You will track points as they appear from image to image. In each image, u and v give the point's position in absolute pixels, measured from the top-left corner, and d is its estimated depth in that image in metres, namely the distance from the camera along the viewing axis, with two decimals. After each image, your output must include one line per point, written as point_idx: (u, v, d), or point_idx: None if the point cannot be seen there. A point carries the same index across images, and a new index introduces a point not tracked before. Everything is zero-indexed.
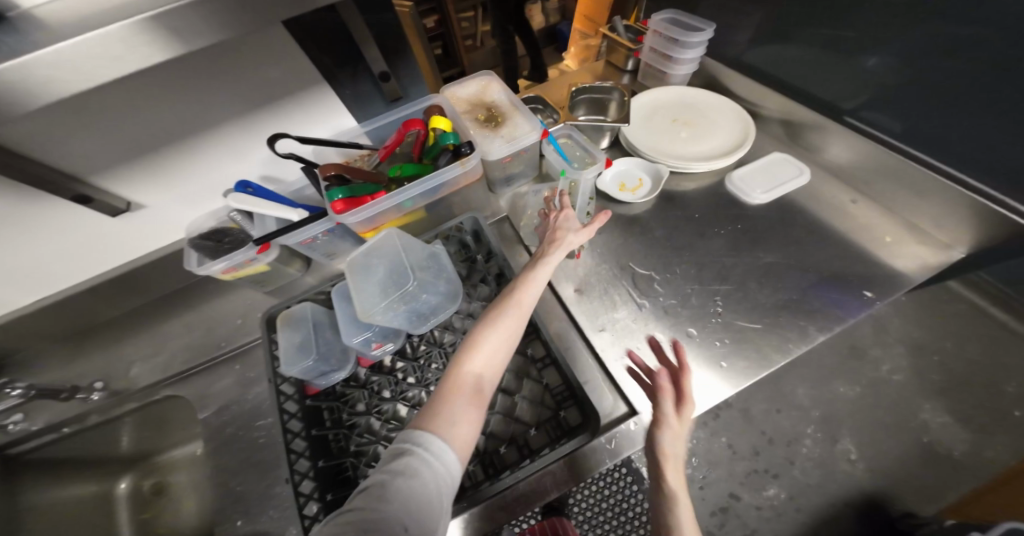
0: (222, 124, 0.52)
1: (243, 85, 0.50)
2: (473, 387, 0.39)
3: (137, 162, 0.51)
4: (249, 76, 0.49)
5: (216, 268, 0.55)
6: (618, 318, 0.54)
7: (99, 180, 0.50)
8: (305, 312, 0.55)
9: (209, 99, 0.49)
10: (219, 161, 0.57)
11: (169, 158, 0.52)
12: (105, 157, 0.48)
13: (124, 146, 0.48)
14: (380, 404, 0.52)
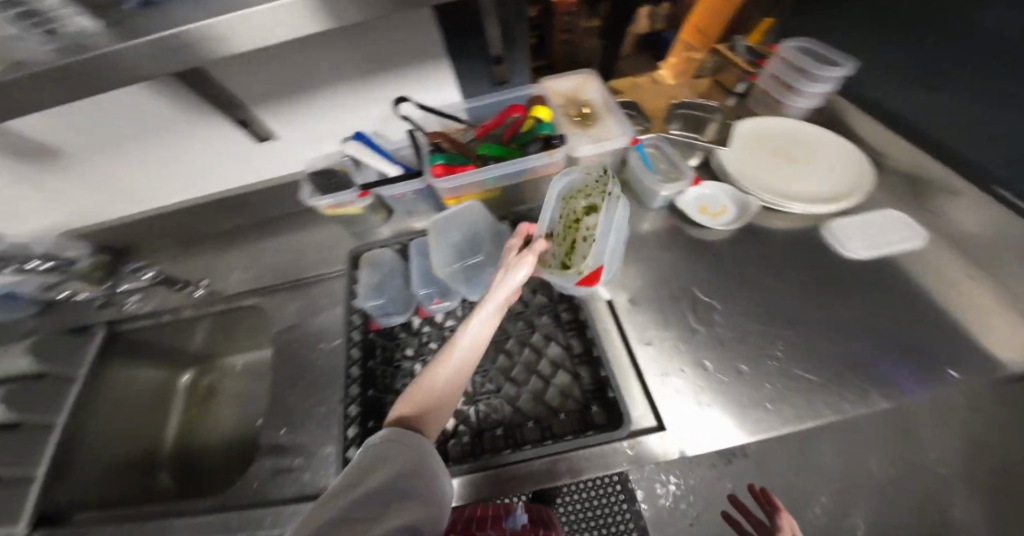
0: (353, 78, 0.60)
1: (378, 46, 0.56)
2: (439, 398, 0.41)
3: (281, 97, 0.60)
4: (384, 39, 0.56)
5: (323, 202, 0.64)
6: (668, 337, 0.54)
7: (255, 107, 0.61)
8: (383, 258, 0.65)
9: (349, 54, 0.56)
10: (342, 109, 0.65)
11: (304, 98, 0.61)
12: (262, 89, 0.58)
13: (276, 83, 0.58)
14: (426, 353, 0.56)
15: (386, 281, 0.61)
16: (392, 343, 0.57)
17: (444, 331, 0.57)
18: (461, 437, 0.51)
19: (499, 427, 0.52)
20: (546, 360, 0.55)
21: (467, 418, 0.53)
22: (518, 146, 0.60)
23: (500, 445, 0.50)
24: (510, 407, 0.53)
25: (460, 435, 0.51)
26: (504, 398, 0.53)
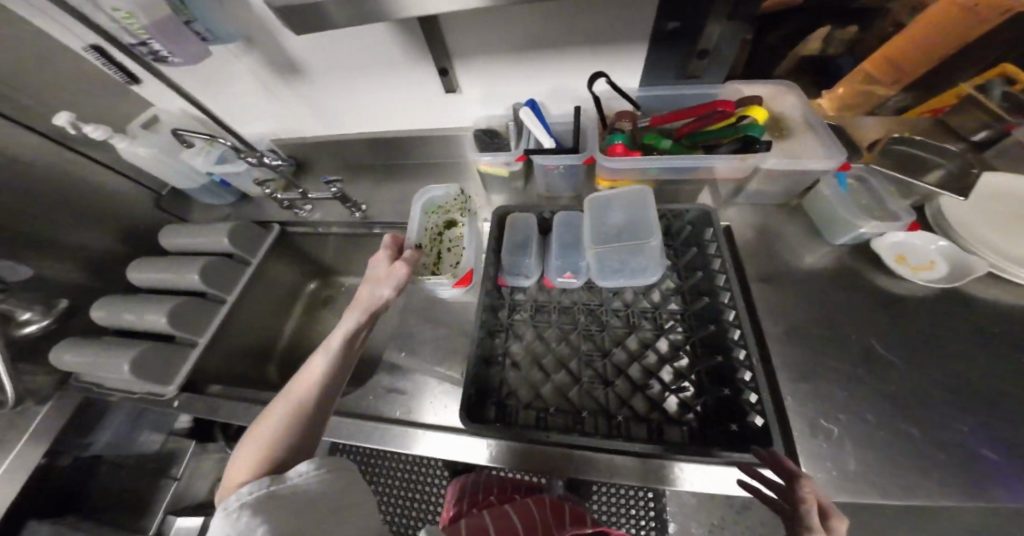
0: (547, 52, 0.67)
1: (583, 27, 0.60)
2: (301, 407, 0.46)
3: (482, 58, 0.70)
4: (593, 21, 0.59)
5: (482, 158, 0.76)
6: (825, 375, 0.52)
7: (457, 62, 0.71)
8: (526, 222, 0.68)
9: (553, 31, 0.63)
10: (526, 79, 0.73)
11: (500, 63, 0.70)
12: (470, 48, 0.68)
13: (484, 44, 0.67)
14: (544, 327, 0.62)
15: (526, 241, 0.66)
16: (525, 306, 0.64)
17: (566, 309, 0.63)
18: (571, 412, 0.55)
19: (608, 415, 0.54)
20: (669, 368, 0.56)
21: (580, 397, 0.56)
22: (699, 142, 0.58)
23: (608, 432, 0.53)
24: (622, 401, 0.55)
25: (571, 410, 0.55)
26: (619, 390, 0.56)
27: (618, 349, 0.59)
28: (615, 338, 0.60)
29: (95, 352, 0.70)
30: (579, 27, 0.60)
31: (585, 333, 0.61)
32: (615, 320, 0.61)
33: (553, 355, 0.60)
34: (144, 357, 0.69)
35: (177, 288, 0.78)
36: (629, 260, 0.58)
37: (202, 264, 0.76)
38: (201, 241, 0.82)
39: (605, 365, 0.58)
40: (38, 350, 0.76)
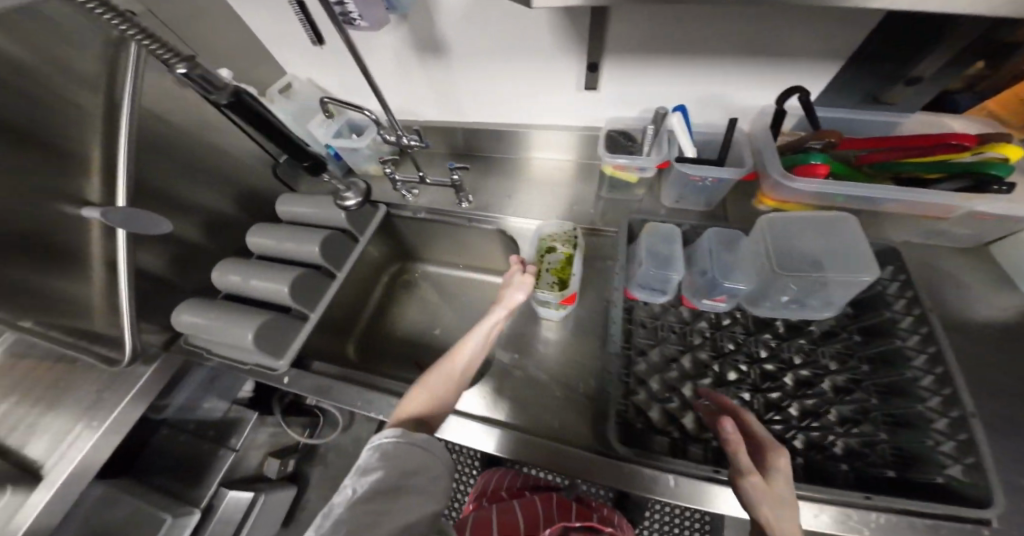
0: (718, 60, 0.62)
1: (778, 37, 0.56)
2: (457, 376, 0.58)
3: (641, 58, 0.66)
4: (794, 32, 0.55)
5: (613, 162, 0.71)
6: (1009, 436, 0.50)
7: (609, 59, 0.68)
8: (668, 232, 0.64)
9: (739, 38, 0.58)
10: (679, 85, 0.69)
11: (658, 64, 0.66)
12: (632, 46, 0.65)
13: (651, 43, 0.63)
14: (693, 346, 0.60)
15: (674, 256, 0.61)
16: (658, 323, 0.61)
17: (717, 327, 0.61)
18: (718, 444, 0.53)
19: (768, 448, 0.53)
20: (836, 410, 0.54)
21: (725, 428, 0.55)
22: (910, 173, 0.55)
23: None
24: (787, 436, 0.54)
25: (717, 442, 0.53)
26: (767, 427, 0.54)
27: (766, 383, 0.57)
28: (761, 371, 0.58)
29: (215, 313, 0.70)
30: (771, 36, 0.57)
31: (727, 361, 0.59)
32: (770, 349, 0.59)
33: (703, 378, 0.58)
34: (271, 324, 0.71)
35: (294, 258, 0.81)
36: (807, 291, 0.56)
37: (324, 236, 0.79)
38: (318, 215, 0.85)
39: (750, 398, 0.57)
40: (155, 305, 0.77)
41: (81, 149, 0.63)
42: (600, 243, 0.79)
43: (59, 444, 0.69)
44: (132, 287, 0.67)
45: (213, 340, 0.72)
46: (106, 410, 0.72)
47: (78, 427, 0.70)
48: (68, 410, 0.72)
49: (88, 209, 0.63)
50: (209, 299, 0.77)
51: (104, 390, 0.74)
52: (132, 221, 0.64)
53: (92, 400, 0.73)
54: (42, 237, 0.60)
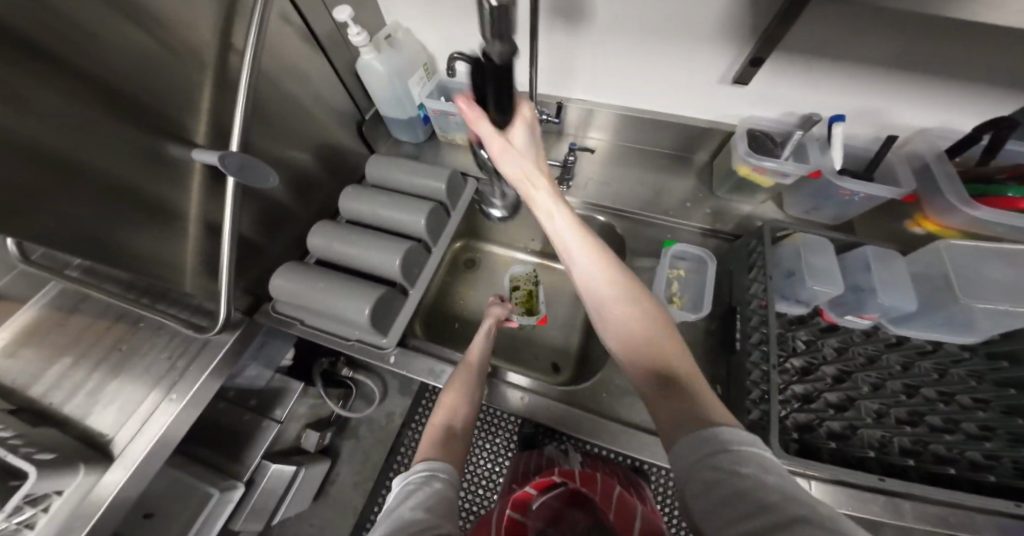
0: (899, 81, 0.60)
1: (985, 68, 0.54)
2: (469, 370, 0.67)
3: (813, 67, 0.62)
4: (1007, 66, 0.53)
5: (755, 165, 0.68)
6: None
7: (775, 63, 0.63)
8: (815, 244, 0.64)
9: (938, 64, 0.55)
10: (840, 98, 0.65)
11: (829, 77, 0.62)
12: (811, 54, 0.60)
13: (834, 55, 0.59)
14: (822, 364, 0.67)
15: (834, 269, 0.61)
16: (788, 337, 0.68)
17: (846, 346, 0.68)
18: (858, 451, 0.61)
19: (902, 454, 0.61)
20: (975, 427, 0.60)
21: (858, 436, 0.63)
22: None
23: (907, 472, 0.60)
24: (917, 446, 0.61)
25: (852, 449, 0.62)
26: (899, 439, 0.61)
27: (898, 399, 0.63)
28: (891, 387, 0.64)
29: (334, 291, 0.68)
30: (979, 66, 0.54)
31: (855, 375, 0.66)
32: (898, 367, 0.65)
33: (835, 392, 0.65)
34: (385, 299, 0.69)
35: (395, 229, 0.79)
36: (961, 316, 0.63)
37: (430, 209, 0.77)
38: (416, 185, 0.82)
39: (879, 410, 0.64)
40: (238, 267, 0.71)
41: (191, 93, 0.55)
42: (711, 243, 0.78)
43: (137, 417, 0.61)
44: (234, 253, 0.61)
45: (316, 311, 0.70)
46: (187, 383, 0.64)
47: (154, 396, 0.62)
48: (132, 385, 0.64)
49: (199, 150, 0.56)
50: (302, 264, 0.74)
51: (184, 360, 0.66)
52: (248, 169, 0.58)
53: (170, 369, 0.65)
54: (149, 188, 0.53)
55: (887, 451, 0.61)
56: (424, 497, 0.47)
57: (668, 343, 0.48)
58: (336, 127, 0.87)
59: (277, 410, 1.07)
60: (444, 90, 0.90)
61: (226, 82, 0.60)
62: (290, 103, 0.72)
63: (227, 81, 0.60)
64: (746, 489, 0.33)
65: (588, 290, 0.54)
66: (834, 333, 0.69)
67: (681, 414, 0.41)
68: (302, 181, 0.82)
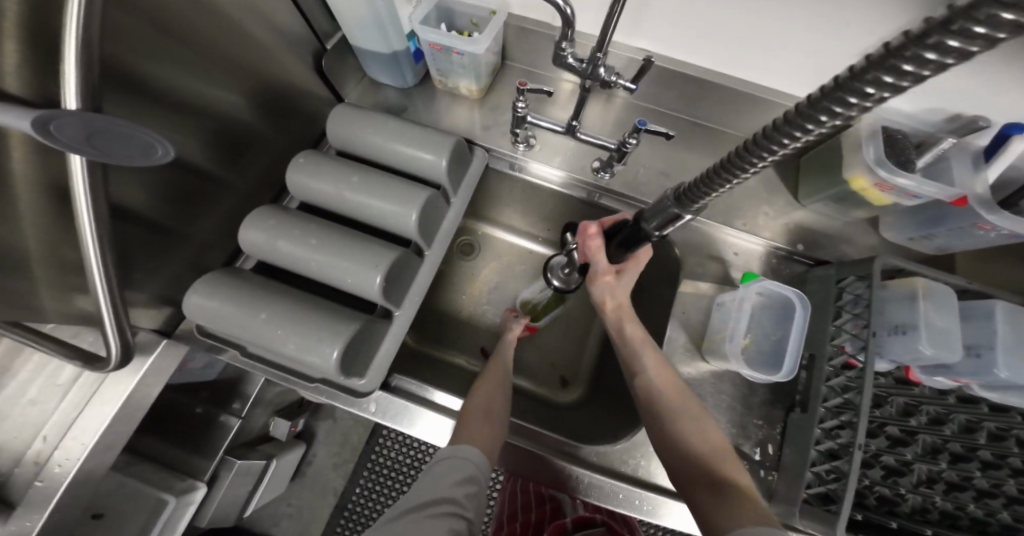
0: None
1: None
2: (503, 380, 0.62)
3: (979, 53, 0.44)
4: None
5: (882, 177, 0.51)
6: None
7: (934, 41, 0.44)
8: (935, 291, 0.50)
9: None
10: (1004, 101, 0.47)
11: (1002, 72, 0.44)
12: None
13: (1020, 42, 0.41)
14: (883, 422, 0.54)
15: (952, 330, 0.48)
16: None
17: (927, 406, 0.53)
18: (905, 522, 0.52)
19: (949, 525, 0.52)
20: None
21: (904, 501, 0.52)
22: None
23: None
24: (972, 519, 0.51)
25: (900, 517, 0.52)
26: (945, 505, 0.52)
27: (958, 466, 0.50)
28: (950, 450, 0.51)
29: (277, 320, 0.48)
30: None
31: (916, 436, 0.53)
32: (975, 426, 0.51)
33: (893, 459, 0.52)
34: (363, 333, 0.50)
35: (370, 222, 0.56)
36: None
37: (426, 199, 0.54)
38: (406, 158, 0.58)
39: (930, 472, 0.52)
40: (143, 265, 0.50)
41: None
42: (779, 264, 0.64)
43: (22, 469, 0.45)
44: (109, 249, 0.40)
45: (252, 341, 0.49)
46: (89, 424, 0.47)
47: (70, 394, 0.48)
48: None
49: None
50: (232, 269, 0.52)
51: (81, 387, 0.48)
52: (108, 138, 0.36)
53: (63, 399, 0.48)
54: None
55: (931, 518, 0.52)
56: (457, 482, 0.46)
57: (719, 450, 0.48)
58: (281, 57, 0.59)
59: (237, 402, 0.81)
60: (447, 15, 0.64)
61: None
62: (199, 9, 0.45)
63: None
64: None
65: (647, 383, 0.55)
66: (907, 389, 0.54)
67: (730, 511, 0.41)
68: (231, 137, 0.57)
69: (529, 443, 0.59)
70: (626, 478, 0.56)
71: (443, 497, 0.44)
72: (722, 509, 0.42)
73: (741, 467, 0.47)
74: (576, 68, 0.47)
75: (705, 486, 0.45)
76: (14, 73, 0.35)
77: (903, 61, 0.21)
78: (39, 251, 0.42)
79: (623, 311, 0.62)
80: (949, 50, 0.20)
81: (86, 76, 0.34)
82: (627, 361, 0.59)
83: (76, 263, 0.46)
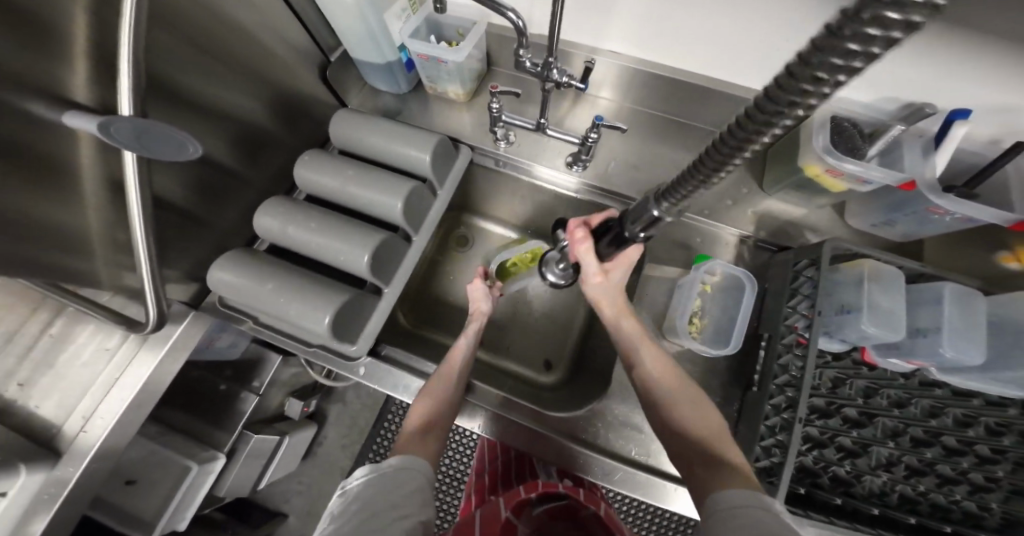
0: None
1: None
2: (454, 364, 0.65)
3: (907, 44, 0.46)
4: None
5: (831, 165, 0.53)
6: None
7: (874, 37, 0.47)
8: (886, 276, 0.51)
9: None
10: (945, 87, 0.49)
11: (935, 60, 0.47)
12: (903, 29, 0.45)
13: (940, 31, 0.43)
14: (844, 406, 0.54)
15: (898, 312, 0.50)
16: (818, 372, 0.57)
17: (886, 390, 0.54)
18: (859, 502, 0.52)
19: (908, 510, 0.52)
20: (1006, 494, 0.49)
21: (861, 483, 0.53)
22: None
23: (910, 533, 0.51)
24: (931, 504, 0.51)
25: (854, 497, 0.53)
26: (904, 489, 0.52)
27: (915, 449, 0.51)
28: (910, 434, 0.52)
29: (278, 292, 0.56)
30: None
31: (875, 419, 0.53)
32: (936, 411, 0.52)
33: (852, 443, 0.53)
34: (352, 304, 0.58)
35: (362, 210, 0.64)
36: None
37: (409, 190, 0.61)
38: (395, 154, 0.66)
39: (890, 456, 0.52)
40: (176, 248, 0.60)
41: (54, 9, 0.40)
42: (745, 252, 0.66)
43: (71, 422, 0.53)
44: (151, 234, 0.50)
45: (259, 310, 0.58)
46: (128, 384, 0.55)
47: (115, 359, 0.56)
48: None
49: (72, 113, 0.42)
50: (247, 249, 0.62)
51: (123, 354, 0.57)
52: (148, 137, 0.45)
53: (109, 363, 0.56)
54: (31, 157, 0.42)
55: (887, 501, 0.52)
56: (404, 487, 0.47)
57: (713, 429, 0.50)
58: (291, 69, 0.69)
59: (256, 381, 0.94)
60: (435, 27, 0.72)
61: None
62: (220, 29, 0.55)
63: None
64: (766, 522, 0.37)
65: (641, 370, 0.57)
66: (863, 371, 0.55)
67: (723, 478, 0.43)
68: (250, 140, 0.67)
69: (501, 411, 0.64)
70: (587, 447, 0.61)
71: (392, 504, 0.44)
72: (718, 477, 0.44)
73: (734, 443, 0.49)
74: (534, 72, 0.54)
75: (702, 459, 0.48)
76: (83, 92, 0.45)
77: (818, 66, 0.19)
78: (97, 234, 0.52)
79: (619, 307, 0.63)
80: (862, 48, 0.17)
81: (134, 78, 0.44)
82: (624, 351, 0.61)
83: (125, 244, 0.57)
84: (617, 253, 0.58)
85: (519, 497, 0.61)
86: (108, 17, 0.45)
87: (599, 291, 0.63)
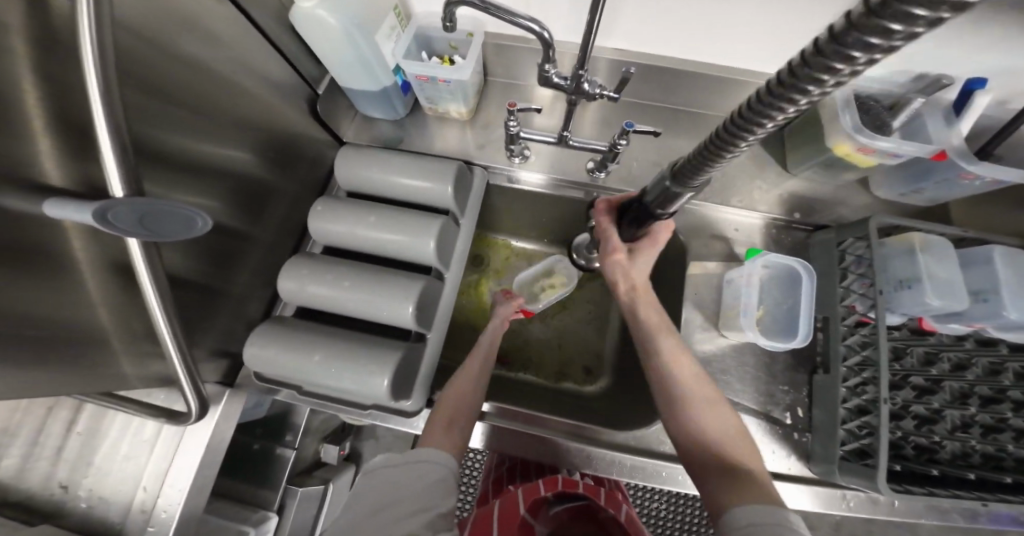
0: None
1: None
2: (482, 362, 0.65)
3: None
4: None
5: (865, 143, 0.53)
6: None
7: None
8: (933, 242, 0.54)
9: None
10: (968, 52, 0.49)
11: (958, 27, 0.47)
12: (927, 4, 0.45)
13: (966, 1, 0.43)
14: (910, 375, 0.57)
15: (956, 281, 0.53)
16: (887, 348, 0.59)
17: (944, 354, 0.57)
18: (946, 467, 0.56)
19: (981, 460, 0.58)
20: None
21: (942, 447, 0.57)
22: None
23: (989, 483, 0.56)
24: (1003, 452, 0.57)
25: (941, 462, 0.57)
26: (985, 448, 0.57)
27: (988, 408, 0.55)
28: (978, 394, 0.55)
29: (324, 359, 0.52)
30: None
31: (942, 385, 0.56)
32: (993, 365, 0.56)
33: (927, 410, 0.56)
34: (404, 360, 0.54)
35: (391, 254, 0.60)
36: None
37: (439, 227, 0.58)
38: (414, 189, 0.61)
39: (964, 417, 0.56)
40: (199, 329, 0.55)
41: (4, 88, 0.31)
42: (780, 234, 0.67)
43: (134, 517, 0.54)
44: (174, 316, 0.46)
45: (301, 381, 0.53)
46: (180, 473, 0.56)
47: (162, 446, 0.57)
48: (111, 491, 0.55)
49: (51, 203, 0.35)
50: (275, 317, 0.56)
51: (164, 441, 0.57)
52: (152, 220, 0.38)
53: (151, 454, 0.57)
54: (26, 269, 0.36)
55: (968, 460, 0.57)
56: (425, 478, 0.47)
57: (730, 430, 0.49)
58: (281, 111, 0.63)
59: (290, 435, 0.90)
60: (425, 42, 0.66)
61: (60, 51, 0.35)
62: (202, 79, 0.48)
63: (56, 44, 0.34)
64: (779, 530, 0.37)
65: (661, 370, 0.53)
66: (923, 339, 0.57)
67: (735, 490, 0.43)
68: (252, 194, 0.61)
69: (544, 431, 0.63)
70: (658, 455, 0.61)
71: (416, 495, 0.45)
72: (744, 490, 0.42)
73: (756, 453, 0.48)
74: (562, 86, 0.50)
75: (723, 460, 0.46)
76: (77, 184, 0.39)
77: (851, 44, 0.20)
78: (113, 325, 0.48)
79: (636, 293, 0.59)
80: (881, 43, 0.19)
81: (120, 150, 0.36)
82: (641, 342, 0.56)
83: (143, 331, 0.52)
84: (643, 229, 0.58)
85: (539, 494, 0.55)
86: (73, 85, 0.37)
87: (617, 273, 0.60)
